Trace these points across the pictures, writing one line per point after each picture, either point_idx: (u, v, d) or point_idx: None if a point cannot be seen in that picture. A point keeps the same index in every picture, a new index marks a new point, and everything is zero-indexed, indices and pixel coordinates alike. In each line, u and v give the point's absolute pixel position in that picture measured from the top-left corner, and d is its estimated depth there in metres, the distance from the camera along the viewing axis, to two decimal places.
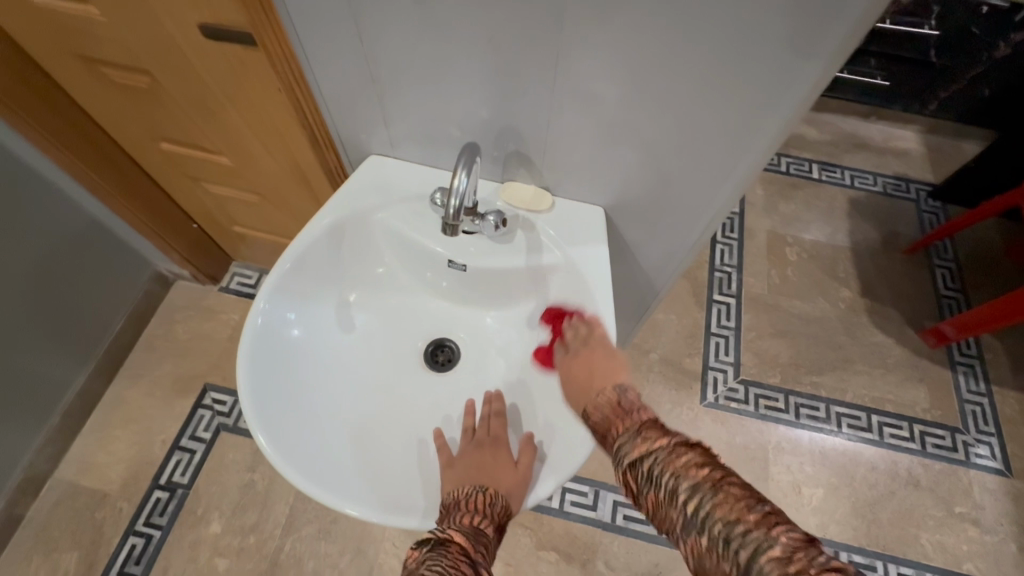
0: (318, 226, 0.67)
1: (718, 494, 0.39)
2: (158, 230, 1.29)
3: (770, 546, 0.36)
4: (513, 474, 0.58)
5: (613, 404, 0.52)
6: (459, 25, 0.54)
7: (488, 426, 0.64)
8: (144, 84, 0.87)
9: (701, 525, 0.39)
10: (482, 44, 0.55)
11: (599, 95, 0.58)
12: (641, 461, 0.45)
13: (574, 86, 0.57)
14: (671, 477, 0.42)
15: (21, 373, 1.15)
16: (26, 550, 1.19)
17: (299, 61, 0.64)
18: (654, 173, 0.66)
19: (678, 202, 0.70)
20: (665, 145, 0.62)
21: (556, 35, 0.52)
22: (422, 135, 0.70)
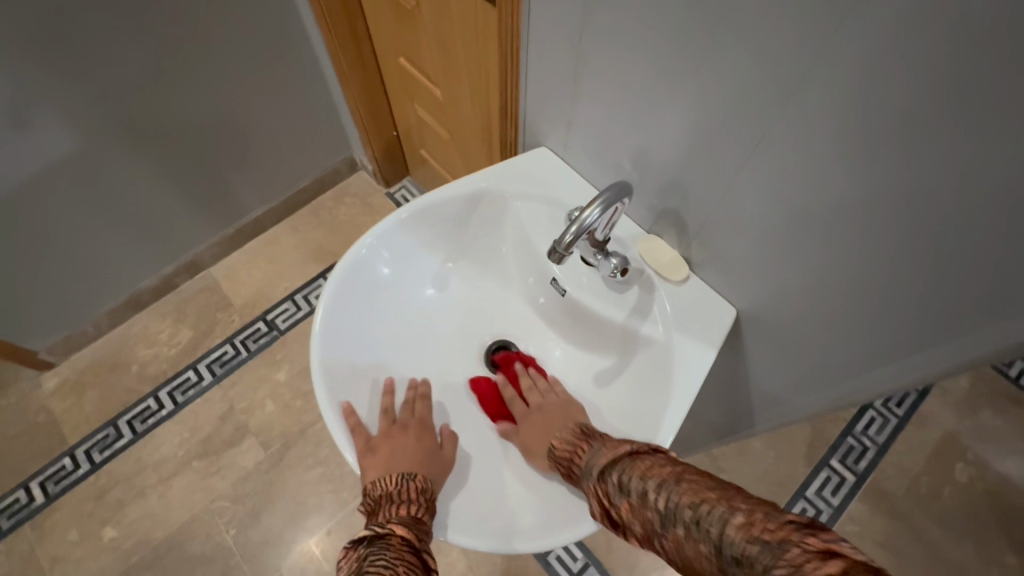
0: (460, 189, 0.70)
1: (681, 483, 0.42)
2: (366, 125, 1.46)
3: (730, 514, 0.38)
4: (438, 458, 0.60)
5: (577, 432, 0.56)
6: (675, 65, 0.50)
7: (412, 408, 0.63)
8: (408, 6, 0.98)
9: (673, 514, 0.41)
10: (690, 93, 0.51)
11: (790, 198, 0.50)
12: (608, 471, 0.48)
13: (767, 177, 0.50)
14: (638, 479, 0.45)
15: (225, 183, 1.43)
16: (167, 310, 1.50)
17: (519, 42, 0.66)
18: (813, 307, 0.56)
19: (829, 350, 0.58)
20: (843, 285, 0.51)
21: (773, 115, 0.46)
22: (594, 152, 0.67)
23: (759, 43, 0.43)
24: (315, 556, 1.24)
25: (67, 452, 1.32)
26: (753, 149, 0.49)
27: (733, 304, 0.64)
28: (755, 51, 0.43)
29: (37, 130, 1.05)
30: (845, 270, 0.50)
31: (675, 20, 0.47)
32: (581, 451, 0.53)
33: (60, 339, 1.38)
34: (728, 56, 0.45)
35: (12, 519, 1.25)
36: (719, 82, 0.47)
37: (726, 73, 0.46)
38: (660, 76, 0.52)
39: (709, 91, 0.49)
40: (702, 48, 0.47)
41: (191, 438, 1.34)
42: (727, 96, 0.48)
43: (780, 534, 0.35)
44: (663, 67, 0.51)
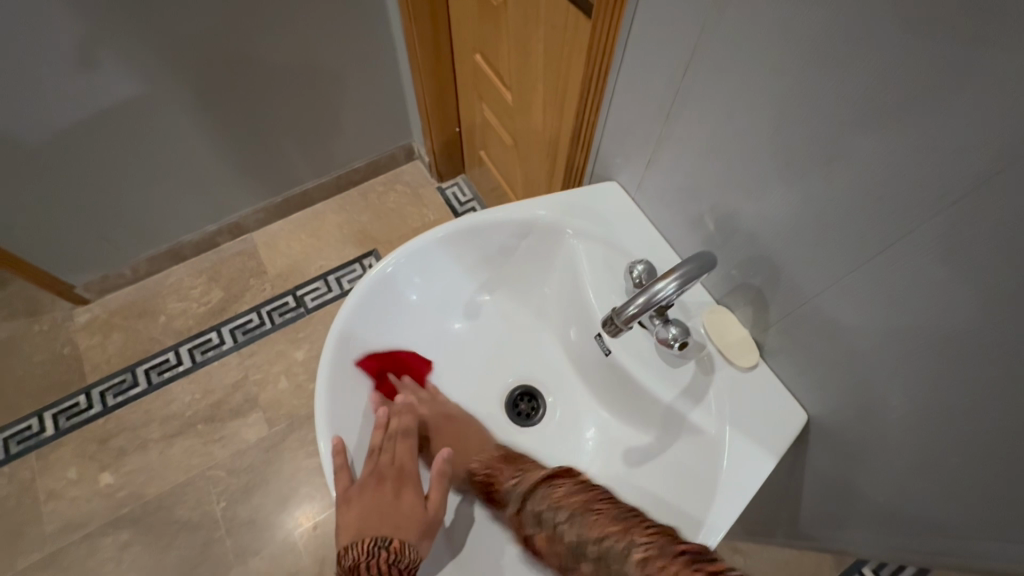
0: (513, 215, 0.63)
1: (587, 518, 0.46)
2: (431, 117, 1.42)
3: (630, 549, 0.43)
4: (420, 517, 0.52)
5: (497, 457, 0.57)
6: (803, 123, 0.42)
7: (392, 450, 0.55)
8: (496, 3, 0.92)
9: (581, 552, 0.46)
10: (815, 158, 0.42)
11: (915, 313, 0.40)
12: (528, 498, 0.51)
13: (889, 281, 0.41)
14: (554, 510, 0.48)
15: (280, 152, 1.41)
16: (203, 267, 1.50)
17: (610, 64, 0.58)
18: (910, 444, 0.46)
19: (916, 496, 0.48)
20: (956, 433, 0.41)
21: (921, 211, 0.37)
22: (674, 201, 0.59)
23: (930, 120, 0.34)
24: (296, 548, 1.20)
25: (84, 389, 1.34)
26: (882, 244, 0.40)
27: (804, 408, 0.54)
28: (919, 131, 0.35)
29: (108, 73, 1.05)
30: (964, 418, 0.40)
31: (819, 71, 0.39)
32: (498, 473, 0.55)
33: (99, 277, 1.40)
34: (880, 126, 0.37)
35: (20, 444, 1.27)
36: (861, 156, 0.39)
37: (874, 146, 0.38)
38: (783, 132, 0.44)
39: (846, 163, 0.40)
40: (847, 111, 0.38)
41: (201, 400, 1.33)
42: (868, 175, 0.39)
43: (669, 573, 0.41)
44: (791, 123, 0.43)
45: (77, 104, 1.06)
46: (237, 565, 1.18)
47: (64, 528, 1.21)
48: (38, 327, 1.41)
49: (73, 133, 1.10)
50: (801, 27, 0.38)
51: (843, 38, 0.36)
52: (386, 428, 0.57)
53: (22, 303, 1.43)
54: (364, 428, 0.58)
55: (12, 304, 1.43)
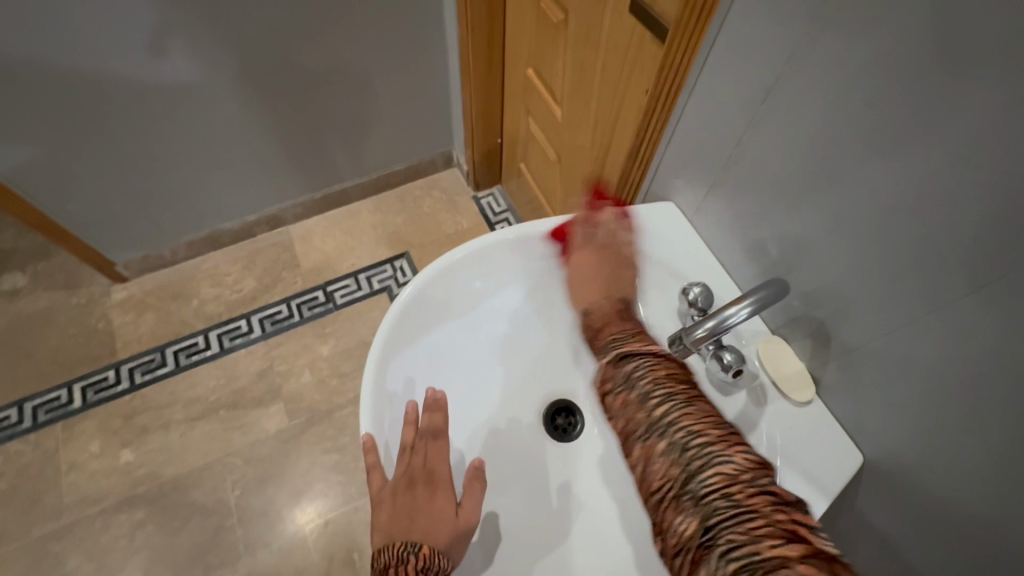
0: (569, 228, 0.63)
1: (689, 406, 0.49)
2: (475, 126, 1.43)
3: (722, 460, 0.44)
4: (452, 524, 0.50)
5: (613, 308, 0.61)
6: (886, 156, 0.41)
7: (424, 452, 0.54)
8: (556, 19, 0.94)
9: (665, 430, 0.47)
10: (892, 195, 0.41)
11: (1000, 367, 0.38)
12: (626, 358, 0.54)
13: (976, 331, 0.39)
14: (652, 385, 0.50)
15: (325, 149, 1.44)
16: (239, 255, 1.52)
17: (682, 83, 0.58)
18: (979, 507, 0.43)
19: (977, 563, 0.44)
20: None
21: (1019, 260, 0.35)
22: (734, 227, 0.58)
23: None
24: (306, 543, 1.20)
25: (113, 365, 1.36)
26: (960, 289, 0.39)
27: (860, 452, 0.52)
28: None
29: (173, 63, 1.09)
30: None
31: (923, 106, 0.37)
32: (610, 324, 0.59)
33: (139, 257, 1.43)
34: (984, 167, 0.35)
35: (49, 414, 1.30)
36: (960, 199, 0.37)
37: (974, 189, 0.36)
38: (871, 166, 0.42)
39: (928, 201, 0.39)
40: (947, 151, 0.37)
41: (225, 386, 1.35)
42: (959, 214, 0.37)
43: (751, 501, 0.42)
44: (881, 158, 0.41)
45: (139, 85, 1.10)
46: (246, 555, 1.18)
47: (81, 501, 1.22)
48: (76, 300, 1.44)
49: (133, 115, 1.14)
50: (903, 58, 0.37)
51: (955, 72, 0.35)
52: (416, 427, 0.56)
53: (63, 277, 1.47)
54: (394, 425, 0.57)
55: (54, 277, 1.47)
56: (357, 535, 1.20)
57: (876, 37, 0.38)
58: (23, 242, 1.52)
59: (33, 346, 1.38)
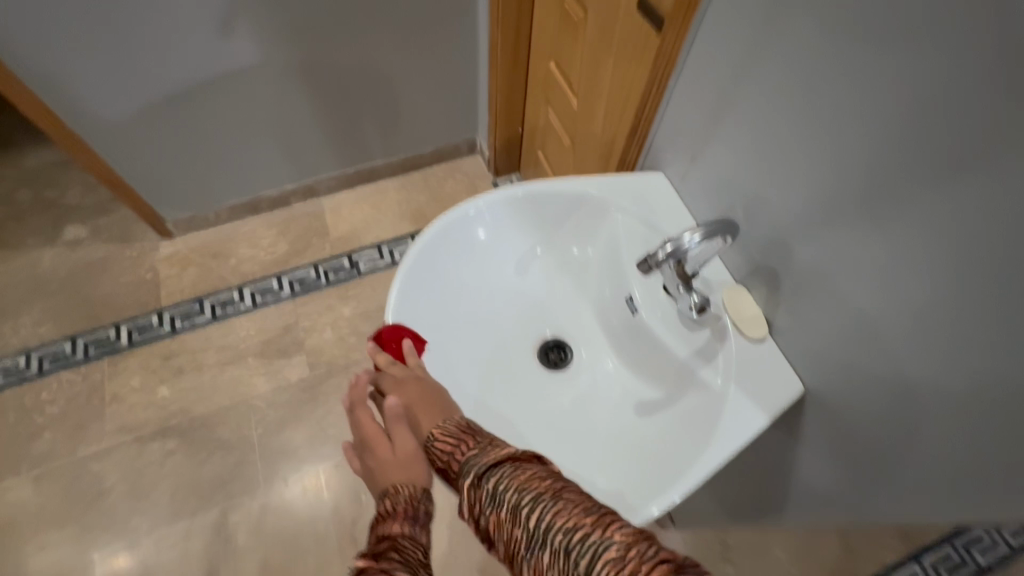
0: (573, 187, 0.73)
1: (556, 501, 0.41)
2: (498, 114, 1.54)
3: (605, 546, 0.37)
4: (399, 458, 0.51)
5: (459, 424, 0.51)
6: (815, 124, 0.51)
7: (360, 424, 0.55)
8: (577, 15, 1.04)
9: (545, 540, 0.40)
10: (822, 157, 0.51)
11: (902, 300, 0.48)
12: (485, 473, 0.45)
13: (886, 273, 0.49)
14: (516, 492, 0.42)
15: (359, 128, 1.57)
16: (274, 222, 1.66)
17: (671, 70, 0.68)
18: (888, 424, 0.53)
19: (884, 471, 0.55)
20: (924, 399, 0.48)
21: (906, 200, 0.45)
22: (711, 193, 0.68)
23: (931, 139, 0.42)
24: (318, 480, 1.31)
25: (156, 311, 1.50)
26: (871, 227, 0.49)
27: (802, 383, 0.61)
28: (921, 147, 0.43)
29: (232, 41, 1.21)
30: (932, 396, 0.47)
31: (847, 91, 0.47)
32: (462, 445, 0.49)
33: (185, 216, 1.57)
34: (887, 130, 0.45)
35: (98, 350, 1.44)
36: (867, 155, 0.47)
37: (884, 158, 0.46)
38: (812, 140, 0.52)
39: (845, 157, 0.49)
40: (864, 127, 0.46)
41: (255, 337, 1.47)
42: (864, 166, 0.48)
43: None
44: (818, 134, 0.51)
45: (200, 60, 1.22)
46: (264, 487, 1.30)
47: (122, 428, 1.36)
48: (127, 252, 1.59)
49: (193, 87, 1.27)
50: (835, 50, 0.47)
51: (866, 55, 0.44)
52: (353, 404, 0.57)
53: (116, 230, 1.62)
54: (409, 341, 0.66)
55: (108, 230, 1.62)
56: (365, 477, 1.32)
57: (817, 31, 0.48)
58: (83, 197, 1.68)
59: (87, 290, 1.53)
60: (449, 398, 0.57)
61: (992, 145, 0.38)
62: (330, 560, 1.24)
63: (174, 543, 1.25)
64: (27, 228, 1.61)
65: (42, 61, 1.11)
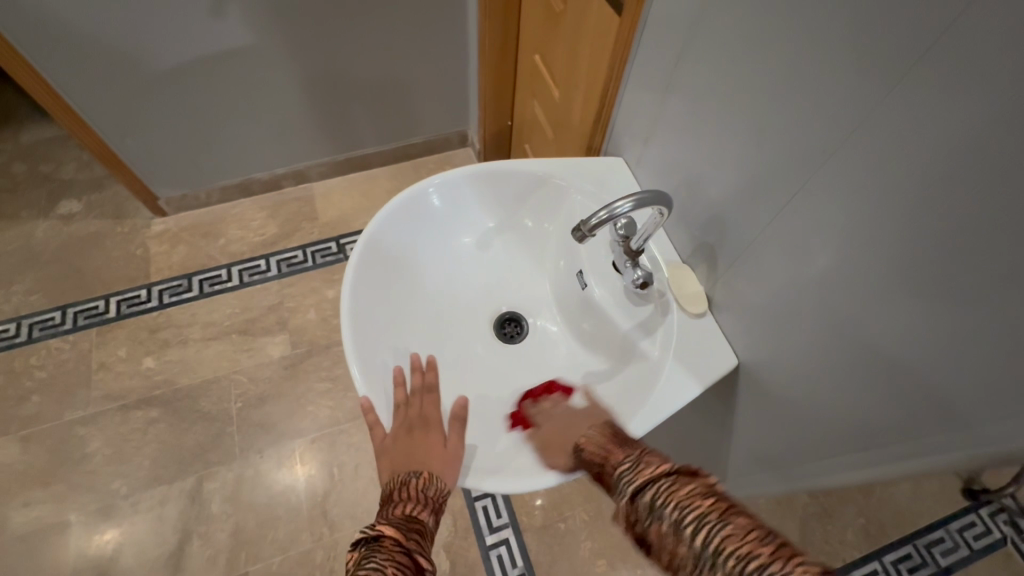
0: (533, 166, 0.76)
1: (727, 523, 0.42)
2: (487, 106, 1.58)
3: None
4: (444, 454, 0.61)
5: (607, 437, 0.57)
6: (743, 101, 0.54)
7: (418, 405, 0.65)
8: (558, 9, 1.08)
9: (714, 562, 0.41)
10: (748, 134, 0.55)
11: (852, 251, 0.47)
12: (640, 491, 0.47)
13: (831, 227, 0.48)
14: (676, 509, 0.44)
15: (352, 116, 1.60)
16: (266, 204, 1.69)
17: (629, 55, 0.71)
18: (845, 383, 0.51)
19: (842, 436, 0.53)
20: (834, 357, 0.51)
21: (816, 169, 0.48)
22: (662, 174, 0.71)
23: (851, 96, 0.43)
24: (293, 454, 1.34)
25: (145, 285, 1.54)
26: (788, 199, 0.52)
27: (737, 356, 0.64)
28: (848, 98, 0.43)
29: (227, 23, 1.25)
30: (886, 346, 0.46)
31: (784, 49, 0.48)
32: (614, 457, 0.53)
33: (179, 195, 1.61)
34: (796, 104, 0.48)
35: (86, 320, 1.48)
36: (780, 131, 0.50)
37: (818, 112, 0.46)
38: (750, 109, 0.53)
39: (766, 133, 0.52)
40: (800, 83, 0.47)
41: (240, 314, 1.51)
42: (776, 141, 0.51)
43: None
44: (756, 101, 0.52)
45: (196, 41, 1.26)
46: (240, 458, 1.33)
47: (105, 396, 1.39)
48: (120, 227, 1.62)
49: (189, 67, 1.31)
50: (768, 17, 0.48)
51: (778, 36, 0.48)
52: (406, 389, 0.67)
53: (111, 206, 1.66)
54: (368, 306, 0.69)
55: (104, 205, 1.66)
56: (339, 454, 1.35)
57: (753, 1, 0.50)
58: (81, 173, 1.72)
59: (80, 262, 1.57)
60: (576, 419, 0.64)
61: (922, 77, 0.37)
62: (300, 530, 1.26)
63: (148, 509, 1.28)
64: (24, 201, 1.65)
65: (40, 32, 1.14)
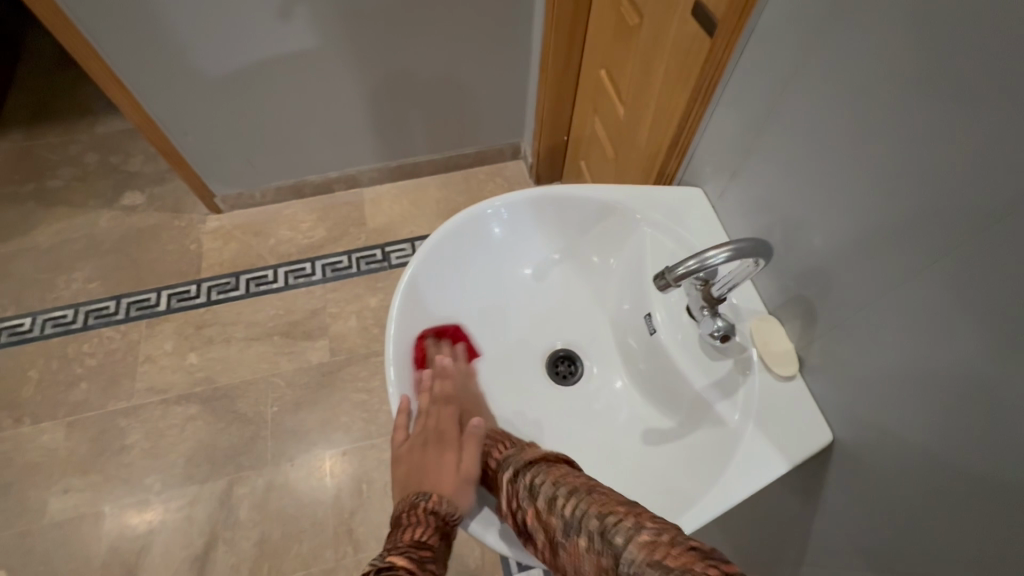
0: (603, 194, 0.69)
1: (591, 495, 0.47)
2: (544, 119, 1.52)
3: (637, 532, 0.42)
4: (457, 477, 0.55)
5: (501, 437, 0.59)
6: (864, 140, 0.46)
7: (436, 416, 0.60)
8: (632, 23, 1.01)
9: (579, 526, 0.45)
10: (868, 179, 0.46)
11: (1022, 324, 0.35)
12: (521, 471, 0.52)
13: (989, 291, 0.37)
14: (551, 486, 0.49)
15: (407, 124, 1.59)
16: (316, 207, 1.70)
17: (720, 77, 0.63)
18: (984, 486, 0.40)
19: (973, 555, 0.42)
20: (959, 458, 0.42)
21: (953, 228, 0.39)
22: (750, 212, 0.63)
23: (1009, 137, 0.34)
24: (323, 465, 1.31)
25: (195, 281, 1.56)
26: (915, 259, 0.43)
27: (832, 432, 0.55)
28: (1005, 144, 0.35)
29: (292, 27, 1.25)
30: None
31: (933, 70, 0.39)
32: (498, 447, 0.57)
33: (234, 193, 1.64)
34: (933, 150, 0.40)
35: (138, 311, 1.51)
36: (910, 177, 0.42)
37: (986, 147, 0.36)
38: (881, 141, 0.44)
39: (892, 179, 0.44)
40: (962, 110, 0.37)
41: (282, 316, 1.50)
42: (904, 189, 0.43)
43: (681, 562, 0.39)
44: (890, 132, 0.43)
45: (262, 44, 1.27)
46: (271, 465, 1.32)
47: (149, 388, 1.41)
48: (177, 222, 1.66)
49: (254, 69, 1.32)
50: (916, 33, 0.39)
51: (915, 64, 0.40)
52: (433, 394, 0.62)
53: (171, 200, 1.70)
54: (413, 335, 0.64)
55: (164, 199, 1.70)
56: (369, 469, 1.31)
57: (896, 9, 0.41)
58: (146, 166, 1.77)
59: (137, 253, 1.61)
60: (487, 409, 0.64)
61: None
62: (324, 547, 1.23)
63: (179, 507, 1.28)
64: (93, 191, 1.72)
65: (116, 32, 1.17)
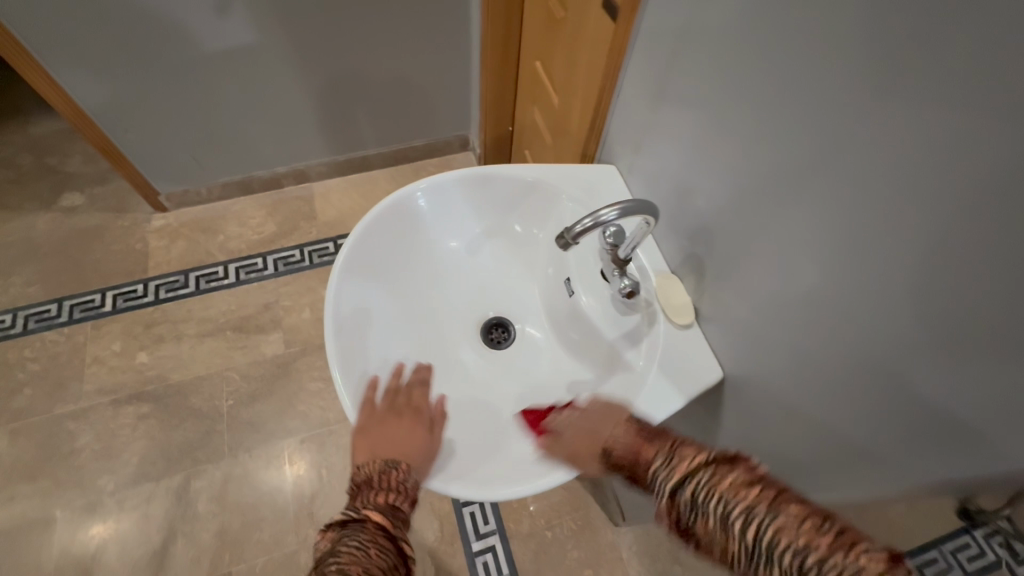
0: (524, 173, 0.75)
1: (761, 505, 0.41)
2: (488, 110, 1.58)
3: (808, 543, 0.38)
4: (426, 448, 0.60)
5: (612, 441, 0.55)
6: (731, 112, 0.54)
7: (408, 394, 0.64)
8: (557, 16, 1.08)
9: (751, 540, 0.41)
10: (736, 145, 0.54)
11: (858, 253, 0.44)
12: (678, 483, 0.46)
13: (833, 229, 0.45)
14: (710, 494, 0.44)
15: (354, 117, 1.61)
16: (265, 203, 1.70)
17: (623, 61, 0.70)
18: (843, 390, 0.48)
19: (840, 451, 0.50)
20: (823, 373, 0.50)
21: (799, 180, 0.48)
22: (653, 183, 0.71)
23: (829, 100, 0.43)
24: (282, 453, 1.34)
25: (143, 280, 1.54)
26: (775, 210, 0.51)
27: (724, 369, 0.63)
28: (828, 106, 0.43)
29: (230, 23, 1.26)
30: (893, 360, 0.43)
31: (773, 49, 0.47)
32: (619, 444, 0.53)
33: (179, 191, 1.62)
34: (779, 116, 0.48)
35: (82, 313, 1.48)
36: (765, 140, 0.50)
37: (823, 109, 0.43)
38: (743, 112, 0.52)
39: (753, 143, 0.52)
40: (796, 81, 0.45)
41: (235, 311, 1.51)
42: (762, 151, 0.51)
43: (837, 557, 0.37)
44: (751, 102, 0.51)
45: (202, 40, 1.27)
46: (229, 456, 1.33)
47: (98, 390, 1.39)
48: (121, 222, 1.63)
49: (195, 66, 1.32)
50: (766, 17, 0.47)
51: (760, 45, 0.48)
52: (402, 378, 0.66)
53: (113, 200, 1.67)
54: (350, 309, 0.68)
55: (105, 199, 1.67)
56: (328, 454, 1.34)
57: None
58: (85, 166, 1.73)
59: (79, 255, 1.57)
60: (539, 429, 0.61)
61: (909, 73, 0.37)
62: (286, 531, 1.26)
63: (135, 505, 1.27)
64: (28, 194, 1.66)
65: (47, 30, 1.16)
